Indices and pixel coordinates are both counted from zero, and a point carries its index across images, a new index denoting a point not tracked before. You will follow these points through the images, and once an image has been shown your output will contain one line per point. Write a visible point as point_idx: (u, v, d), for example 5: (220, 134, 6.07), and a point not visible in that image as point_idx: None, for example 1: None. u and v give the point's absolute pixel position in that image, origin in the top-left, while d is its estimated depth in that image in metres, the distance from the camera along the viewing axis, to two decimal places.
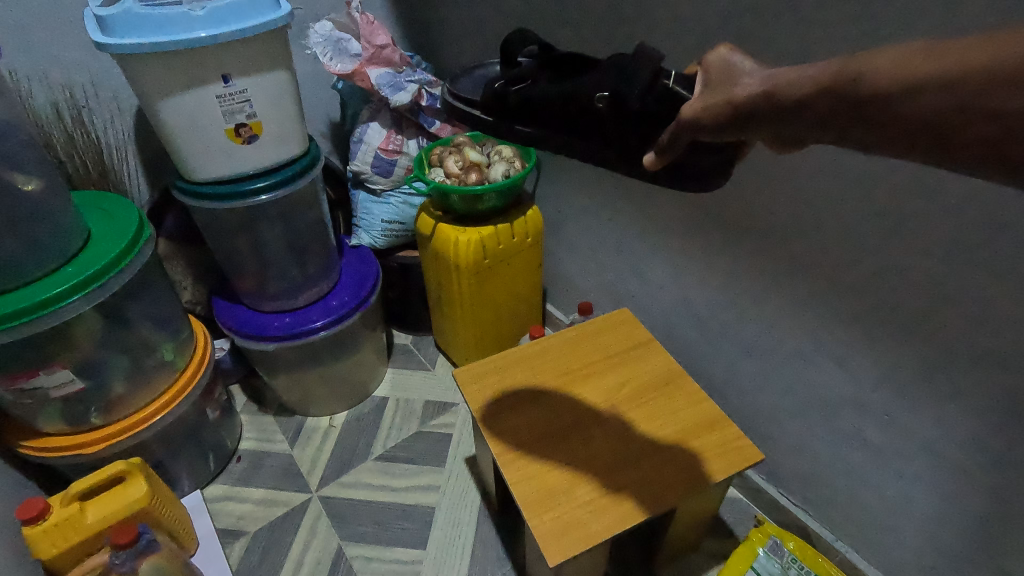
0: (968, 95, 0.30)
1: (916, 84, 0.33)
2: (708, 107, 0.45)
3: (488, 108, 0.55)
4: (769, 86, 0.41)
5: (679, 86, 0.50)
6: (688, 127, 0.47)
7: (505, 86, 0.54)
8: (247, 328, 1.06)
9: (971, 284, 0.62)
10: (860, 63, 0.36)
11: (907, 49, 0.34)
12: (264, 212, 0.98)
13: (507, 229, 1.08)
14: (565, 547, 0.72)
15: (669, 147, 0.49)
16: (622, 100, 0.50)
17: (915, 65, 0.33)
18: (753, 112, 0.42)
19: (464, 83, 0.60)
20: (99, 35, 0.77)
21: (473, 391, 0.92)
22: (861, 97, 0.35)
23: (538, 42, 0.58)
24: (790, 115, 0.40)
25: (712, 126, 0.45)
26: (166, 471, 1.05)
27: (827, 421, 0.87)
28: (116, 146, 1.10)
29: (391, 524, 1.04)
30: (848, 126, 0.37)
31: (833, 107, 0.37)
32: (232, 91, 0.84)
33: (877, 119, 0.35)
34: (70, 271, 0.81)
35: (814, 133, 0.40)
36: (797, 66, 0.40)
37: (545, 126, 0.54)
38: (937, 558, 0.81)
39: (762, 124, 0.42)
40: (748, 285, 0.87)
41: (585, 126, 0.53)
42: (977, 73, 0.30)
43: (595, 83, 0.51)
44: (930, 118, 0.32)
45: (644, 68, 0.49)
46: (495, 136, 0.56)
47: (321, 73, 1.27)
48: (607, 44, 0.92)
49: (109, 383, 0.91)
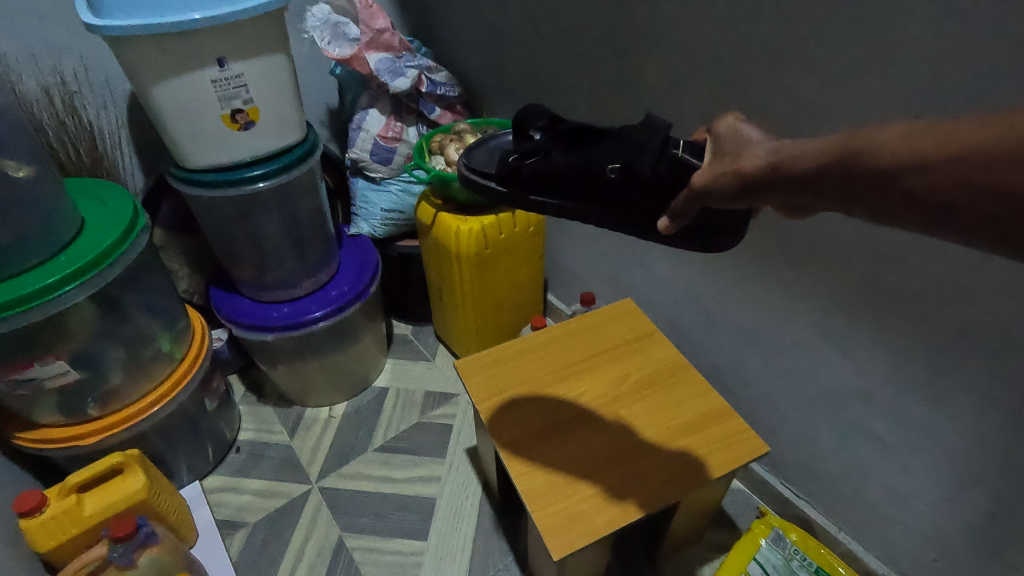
0: (974, 174, 0.31)
1: (921, 162, 0.33)
2: (717, 175, 0.47)
3: (502, 181, 0.60)
4: (775, 159, 0.42)
5: (689, 154, 0.52)
6: (698, 195, 0.48)
7: (518, 159, 0.59)
8: (246, 318, 1.05)
9: (987, 276, 0.60)
10: (862, 139, 0.37)
11: (907, 127, 0.35)
12: (261, 200, 0.96)
13: (509, 219, 1.06)
14: (569, 540, 0.72)
15: (681, 214, 0.51)
16: (634, 169, 0.53)
17: (917, 141, 0.34)
18: (758, 182, 0.43)
19: (479, 156, 0.66)
20: (89, 16, 0.74)
21: (475, 382, 0.91)
22: (866, 172, 0.36)
23: (548, 113, 0.59)
24: (794, 187, 0.41)
25: (721, 194, 0.47)
26: (164, 462, 1.04)
27: (832, 413, 0.86)
28: (109, 133, 1.08)
29: (392, 516, 1.03)
30: (856, 197, 0.37)
31: (841, 179, 0.38)
32: (228, 75, 0.82)
33: (883, 193, 0.36)
34: (63, 260, 0.79)
35: (821, 201, 0.40)
36: (802, 140, 0.41)
37: (559, 196, 0.58)
38: (941, 551, 0.81)
39: (769, 192, 0.43)
40: (753, 276, 0.86)
41: (599, 195, 0.56)
42: (980, 153, 0.31)
43: (607, 156, 0.55)
44: (935, 194, 0.33)
45: (652, 140, 0.53)
46: (513, 206, 0.61)
47: (318, 58, 1.24)
48: (606, 29, 0.89)
49: (106, 374, 0.89)
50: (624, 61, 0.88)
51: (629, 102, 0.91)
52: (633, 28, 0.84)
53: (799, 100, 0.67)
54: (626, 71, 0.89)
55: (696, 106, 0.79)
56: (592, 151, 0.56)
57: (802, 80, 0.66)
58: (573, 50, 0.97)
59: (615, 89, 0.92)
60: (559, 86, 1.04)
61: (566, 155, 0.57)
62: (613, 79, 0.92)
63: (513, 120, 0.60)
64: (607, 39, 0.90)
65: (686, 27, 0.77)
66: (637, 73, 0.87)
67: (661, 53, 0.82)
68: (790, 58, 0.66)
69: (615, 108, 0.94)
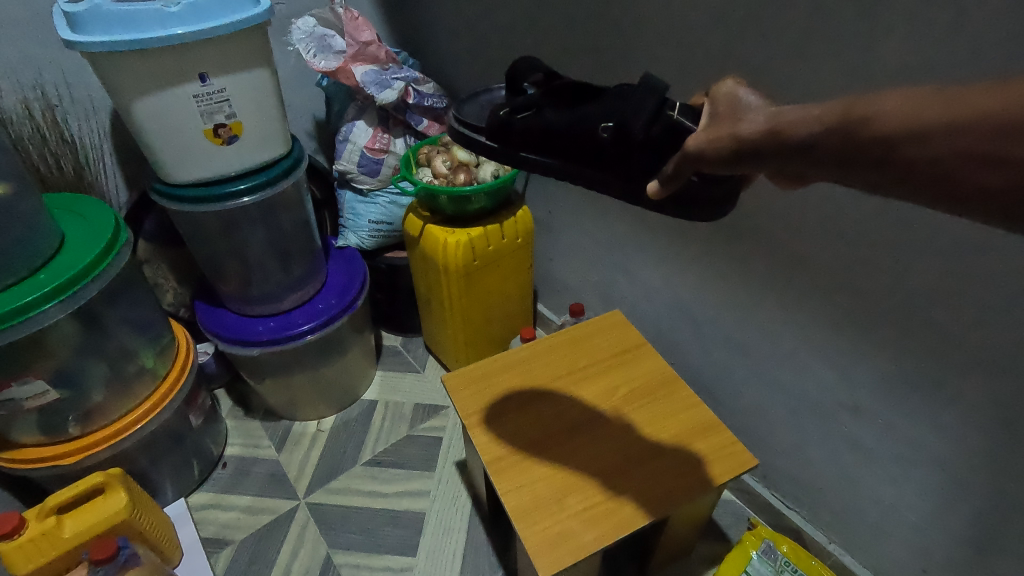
0: (978, 143, 0.31)
1: (924, 129, 0.33)
2: (714, 140, 0.46)
3: (492, 136, 0.56)
4: (775, 124, 0.41)
5: (684, 116, 0.53)
6: (691, 158, 0.47)
7: (510, 114, 0.55)
8: (230, 332, 1.04)
9: (970, 289, 0.61)
10: (866, 106, 0.36)
11: (912, 94, 0.35)
12: (246, 214, 0.96)
13: (497, 230, 1.06)
14: (556, 559, 0.71)
15: (673, 178, 0.50)
16: (627, 128, 0.51)
17: (922, 109, 0.34)
18: (755, 148, 0.43)
19: (468, 109, 0.62)
20: (68, 32, 0.73)
21: (462, 397, 0.90)
22: (868, 138, 0.36)
23: (544, 69, 0.60)
24: (792, 153, 0.41)
25: (715, 158, 0.46)
26: (148, 480, 1.02)
27: (820, 424, 0.86)
28: (92, 145, 1.06)
29: (381, 531, 1.02)
30: (854, 166, 0.37)
31: (841, 145, 0.38)
32: (209, 91, 0.81)
33: (884, 162, 0.36)
34: (42, 279, 0.78)
35: (817, 171, 0.40)
36: (801, 107, 0.41)
37: (552, 154, 0.55)
38: (931, 563, 0.80)
39: (765, 159, 0.43)
40: (741, 287, 0.86)
41: (593, 155, 0.54)
42: (987, 120, 0.31)
43: (600, 115, 0.53)
44: (937, 162, 0.33)
45: (649, 98, 0.52)
46: (499, 162, 0.57)
47: (305, 69, 1.24)
48: (595, 44, 0.91)
49: (87, 392, 0.88)
50: (615, 75, 0.90)
51: None
52: (624, 42, 0.86)
53: None
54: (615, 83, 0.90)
55: None
56: (588, 108, 0.54)
57: (790, 94, 0.67)
58: (563, 62, 0.98)
59: None
60: None
61: (560, 113, 0.55)
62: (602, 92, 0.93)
63: (508, 73, 0.60)
64: (596, 52, 0.91)
65: (676, 41, 0.78)
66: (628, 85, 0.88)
67: (650, 66, 0.83)
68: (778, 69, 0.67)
69: None
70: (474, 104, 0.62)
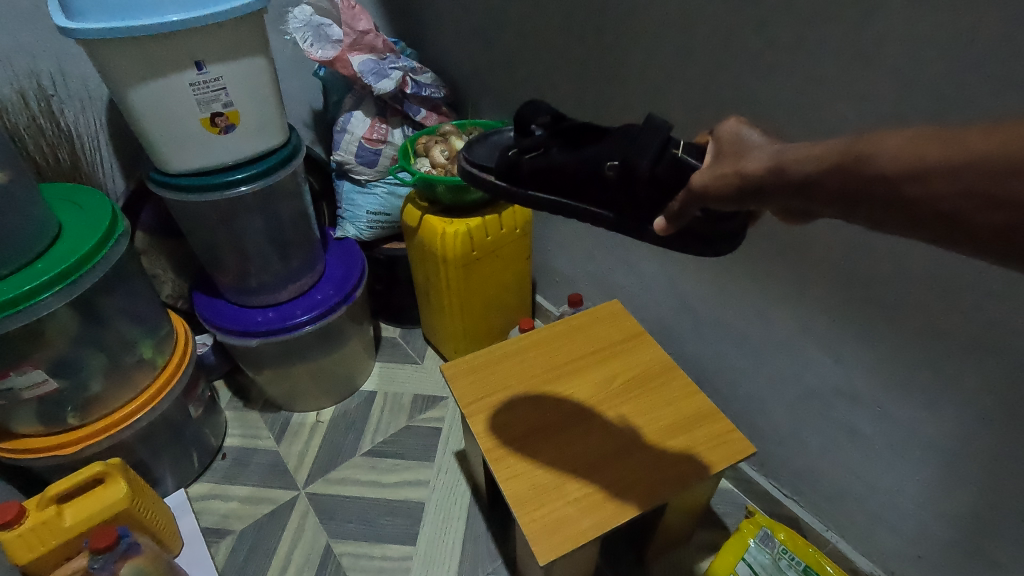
0: (977, 183, 0.31)
1: (922, 170, 0.33)
2: (717, 178, 0.46)
3: (502, 176, 0.60)
4: (777, 161, 0.41)
5: (688, 154, 0.52)
6: (696, 196, 0.48)
7: (518, 154, 0.59)
8: (229, 322, 1.04)
9: (969, 275, 0.60)
10: (864, 146, 0.36)
11: (912, 134, 0.35)
12: (243, 204, 0.95)
13: (495, 220, 1.06)
14: (555, 544, 0.72)
15: (679, 215, 0.50)
16: (632, 166, 0.52)
17: (920, 149, 0.34)
18: (757, 185, 0.43)
19: (479, 149, 0.65)
20: (63, 20, 0.73)
21: (462, 385, 0.90)
22: (869, 177, 0.36)
23: (551, 111, 0.60)
24: (794, 190, 0.41)
25: (720, 196, 0.46)
26: (148, 470, 1.03)
27: (817, 412, 0.86)
28: (88, 136, 1.06)
29: (380, 521, 1.03)
30: (855, 204, 0.37)
31: (841, 184, 0.38)
32: (206, 79, 0.81)
33: (884, 200, 0.36)
34: (39, 268, 0.78)
35: (821, 207, 0.40)
36: (804, 145, 0.41)
37: (559, 193, 0.58)
38: (927, 549, 0.81)
39: (767, 196, 0.43)
40: (737, 276, 0.86)
41: (597, 192, 0.56)
42: (986, 161, 0.31)
43: (606, 154, 0.55)
44: (938, 202, 0.33)
45: (653, 139, 0.52)
46: (509, 201, 0.60)
47: (301, 59, 1.23)
48: (590, 33, 0.90)
49: (86, 382, 0.88)
50: (610, 63, 0.88)
51: (615, 103, 0.91)
52: (619, 29, 0.85)
53: (786, 101, 0.67)
54: (610, 73, 0.89)
55: (681, 106, 0.80)
56: (593, 148, 0.56)
57: (787, 81, 0.66)
58: (559, 52, 0.97)
59: (602, 90, 0.92)
60: (546, 87, 1.03)
61: (566, 153, 0.57)
62: (598, 80, 0.92)
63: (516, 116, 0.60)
64: (592, 40, 0.90)
65: (671, 27, 0.77)
66: (623, 72, 0.87)
67: (646, 54, 0.82)
68: (773, 57, 0.66)
69: (601, 109, 0.94)
70: (485, 145, 0.65)
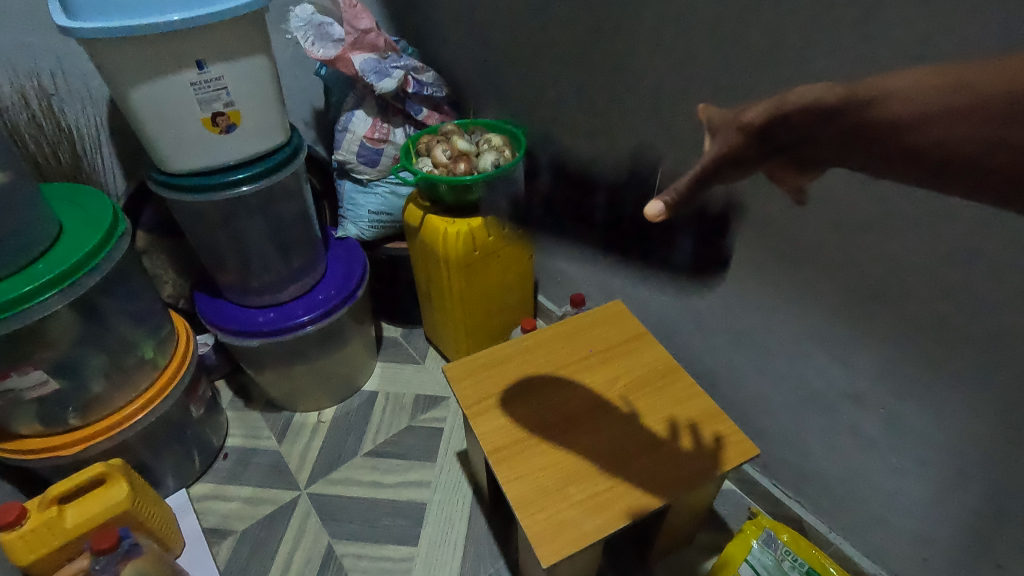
0: (989, 128, 0.44)
1: (933, 113, 0.46)
2: (738, 135, 0.58)
3: None
4: (775, 106, 0.55)
5: None
6: (729, 156, 0.58)
7: None
8: (231, 323, 1.04)
9: (978, 277, 0.60)
10: (869, 91, 0.50)
11: (917, 75, 0.49)
12: (244, 205, 0.95)
13: (498, 220, 1.05)
14: (559, 546, 0.71)
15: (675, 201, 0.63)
16: None
17: (924, 98, 0.47)
18: (767, 131, 0.55)
19: None
20: (64, 19, 0.73)
21: (464, 386, 0.90)
22: (880, 118, 0.49)
23: None
24: (802, 132, 0.54)
25: (740, 151, 0.58)
26: (150, 471, 1.02)
27: (822, 414, 0.86)
28: (89, 135, 1.06)
29: (382, 521, 1.02)
30: (864, 142, 0.51)
31: (847, 126, 0.51)
32: (207, 78, 0.80)
33: (897, 144, 0.49)
34: (39, 268, 0.78)
35: (825, 150, 0.53)
36: (801, 92, 0.55)
37: None
38: (931, 552, 0.81)
39: (779, 141, 0.55)
40: (741, 276, 0.85)
41: None
42: (950, 108, 0.45)
43: None
44: (940, 143, 0.47)
45: None
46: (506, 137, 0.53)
47: (302, 58, 1.23)
48: (593, 32, 0.89)
49: (88, 383, 0.88)
50: (614, 62, 0.88)
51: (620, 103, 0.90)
52: (622, 29, 0.84)
53: None
54: (615, 72, 0.89)
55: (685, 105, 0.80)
56: None
57: None
58: (562, 51, 0.97)
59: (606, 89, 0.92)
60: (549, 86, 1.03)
61: None
62: (601, 80, 0.92)
63: None
64: (596, 40, 0.89)
65: (675, 27, 0.76)
66: (627, 73, 0.87)
67: (649, 52, 0.82)
68: None
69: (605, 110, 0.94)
70: None
